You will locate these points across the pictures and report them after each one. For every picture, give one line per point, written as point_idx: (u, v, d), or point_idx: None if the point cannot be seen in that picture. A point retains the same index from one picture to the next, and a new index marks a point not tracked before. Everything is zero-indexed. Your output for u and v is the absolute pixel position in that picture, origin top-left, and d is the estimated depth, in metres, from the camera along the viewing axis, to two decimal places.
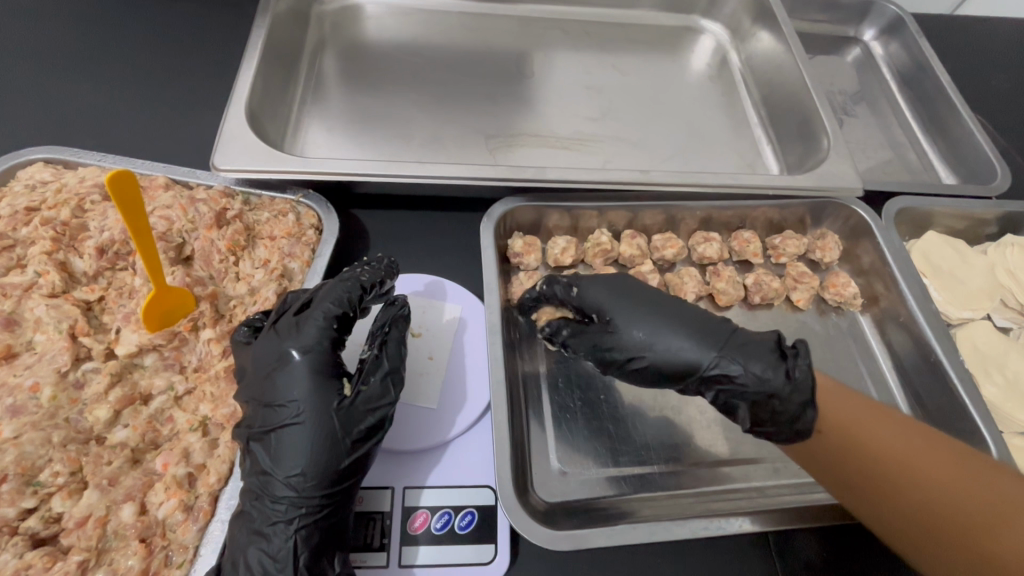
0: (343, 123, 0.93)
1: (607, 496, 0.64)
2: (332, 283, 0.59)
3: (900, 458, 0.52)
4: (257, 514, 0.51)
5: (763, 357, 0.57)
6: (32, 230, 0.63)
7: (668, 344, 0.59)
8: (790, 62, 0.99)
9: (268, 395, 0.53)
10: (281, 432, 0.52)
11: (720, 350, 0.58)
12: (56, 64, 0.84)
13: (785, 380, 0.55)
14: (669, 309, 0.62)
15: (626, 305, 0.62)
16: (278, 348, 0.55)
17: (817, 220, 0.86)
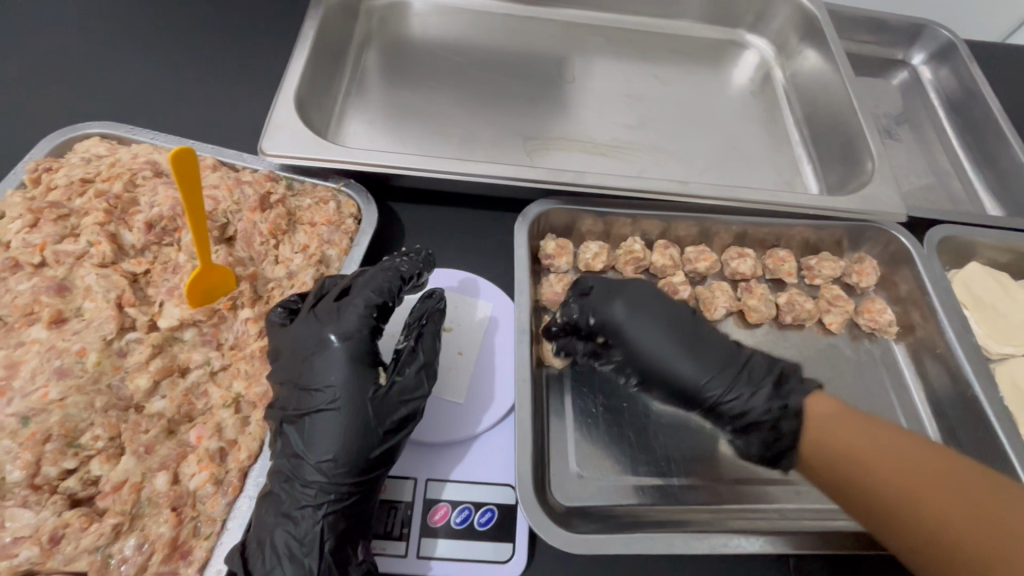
0: (385, 116, 0.94)
1: (625, 504, 0.64)
2: (371, 273, 0.60)
3: (928, 506, 0.51)
4: (288, 500, 0.52)
5: (757, 408, 0.61)
6: (86, 201, 0.65)
7: (681, 379, 0.63)
8: (837, 81, 0.98)
9: (306, 377, 0.54)
10: (314, 415, 0.53)
11: (727, 391, 0.62)
12: (115, 43, 0.87)
13: (769, 432, 0.61)
14: (693, 340, 0.65)
15: (645, 334, 0.64)
16: (316, 332, 0.56)
17: (855, 243, 0.85)
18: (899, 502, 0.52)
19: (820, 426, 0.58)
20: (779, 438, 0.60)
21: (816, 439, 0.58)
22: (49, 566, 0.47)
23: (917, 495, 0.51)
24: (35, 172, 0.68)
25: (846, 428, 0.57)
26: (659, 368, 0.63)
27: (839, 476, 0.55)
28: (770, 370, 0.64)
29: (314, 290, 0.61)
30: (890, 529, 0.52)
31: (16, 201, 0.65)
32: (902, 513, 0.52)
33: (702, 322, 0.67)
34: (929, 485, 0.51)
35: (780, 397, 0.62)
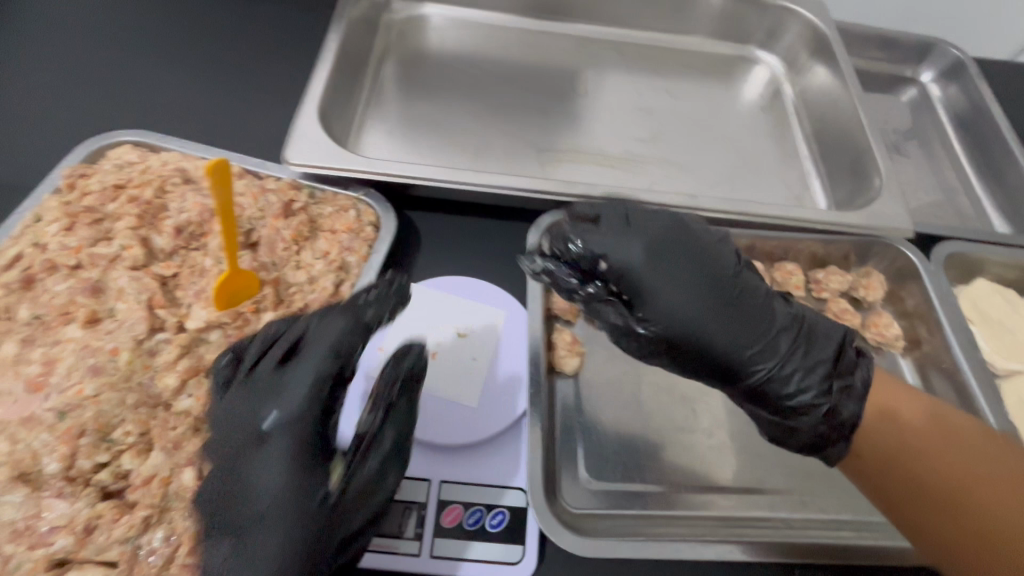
0: (402, 127, 0.97)
1: (632, 510, 0.65)
2: (327, 324, 0.56)
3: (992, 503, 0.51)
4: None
5: (814, 384, 0.59)
6: (119, 206, 0.68)
7: (717, 344, 0.58)
8: (846, 98, 1.00)
9: (262, 445, 0.50)
10: (267, 495, 0.49)
11: (778, 366, 0.59)
12: (146, 54, 0.90)
13: (808, 403, 0.59)
14: (742, 302, 0.60)
15: (676, 290, 0.58)
16: (273, 399, 0.53)
17: (863, 257, 0.86)
18: (962, 494, 0.52)
19: (894, 406, 0.59)
20: (816, 408, 0.59)
21: (887, 414, 0.59)
22: (82, 555, 0.49)
23: (985, 493, 0.52)
24: (70, 178, 0.71)
25: (926, 415, 0.57)
26: (693, 328, 0.57)
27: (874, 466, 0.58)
28: (819, 341, 0.62)
29: (257, 346, 0.56)
30: (941, 518, 0.53)
31: (53, 206, 0.68)
32: (962, 503, 0.52)
33: (757, 284, 0.63)
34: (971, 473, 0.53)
35: (829, 375, 0.60)
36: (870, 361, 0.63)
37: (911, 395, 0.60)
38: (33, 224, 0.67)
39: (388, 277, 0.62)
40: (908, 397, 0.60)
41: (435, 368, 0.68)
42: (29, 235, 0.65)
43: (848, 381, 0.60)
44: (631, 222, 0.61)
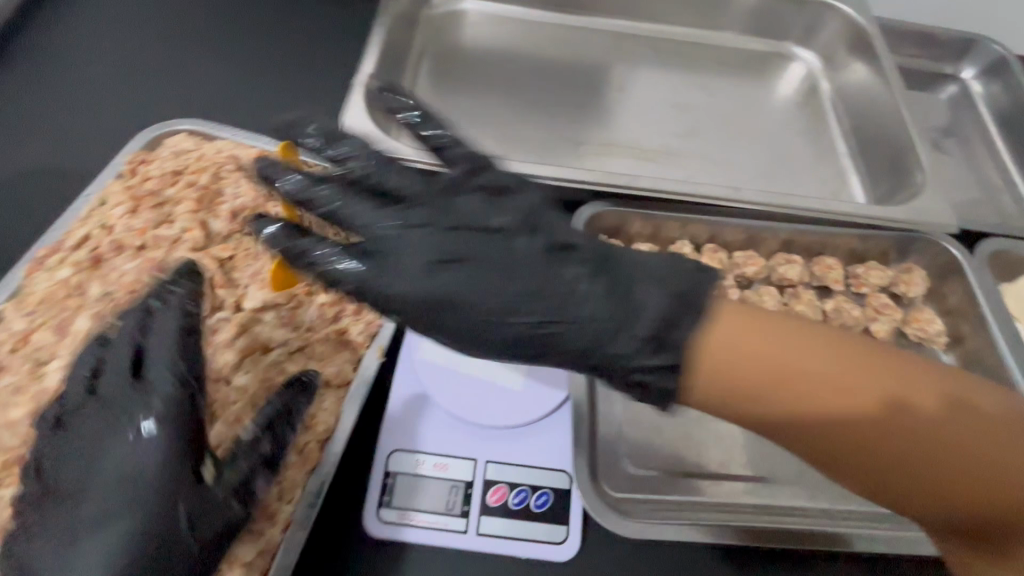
0: (442, 121, 0.99)
1: (670, 496, 0.66)
2: (156, 344, 0.54)
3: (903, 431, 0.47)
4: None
5: (673, 354, 0.46)
6: (178, 190, 0.71)
7: (501, 310, 0.46)
8: (886, 95, 0.99)
9: (103, 476, 0.49)
10: (97, 529, 0.47)
11: (587, 339, 0.47)
12: (199, 46, 0.93)
13: (647, 372, 0.47)
14: (548, 264, 0.48)
15: (487, 301, 0.46)
16: (116, 431, 0.50)
17: (903, 253, 0.85)
18: (875, 436, 0.47)
19: (711, 352, 0.47)
20: (653, 375, 0.47)
21: (708, 373, 0.47)
22: None
23: (886, 422, 0.47)
24: (132, 164, 0.74)
25: (751, 359, 0.47)
26: (503, 310, 0.46)
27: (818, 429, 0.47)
28: (615, 279, 0.48)
29: (73, 385, 0.53)
30: (863, 468, 0.48)
31: (117, 190, 0.71)
32: (878, 445, 0.47)
33: (558, 259, 0.48)
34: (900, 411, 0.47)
35: (672, 324, 0.47)
36: (734, 303, 0.49)
37: (740, 313, 0.49)
38: (98, 207, 0.69)
39: (175, 273, 0.60)
40: (731, 318, 0.48)
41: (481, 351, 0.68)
42: (95, 217, 0.68)
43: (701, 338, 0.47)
44: (411, 198, 0.49)
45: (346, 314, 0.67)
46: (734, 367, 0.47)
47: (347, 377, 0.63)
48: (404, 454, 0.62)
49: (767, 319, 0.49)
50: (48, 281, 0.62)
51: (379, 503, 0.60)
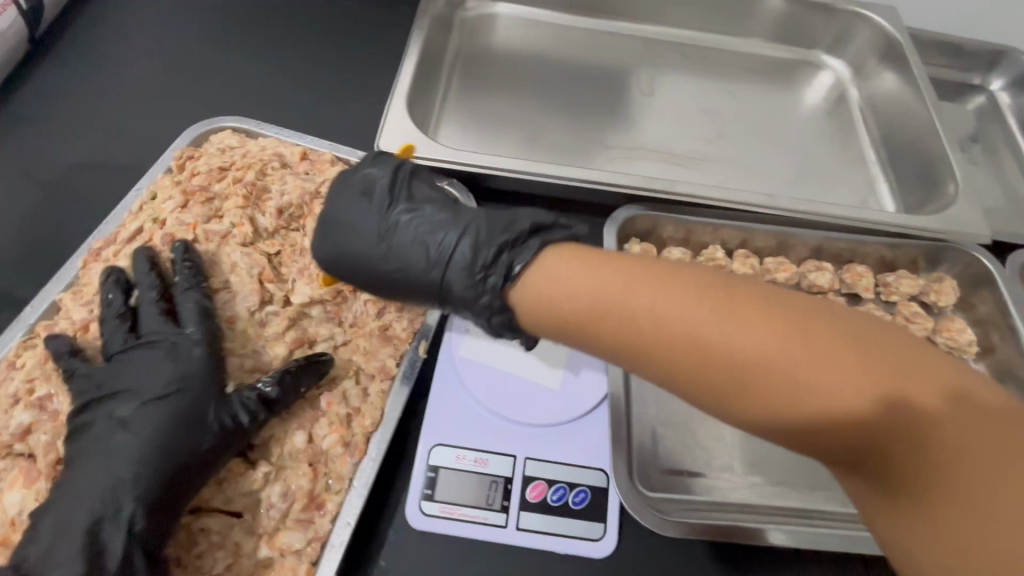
0: (476, 122, 1.01)
1: (702, 497, 0.67)
2: (187, 300, 0.62)
3: (780, 353, 0.44)
4: (110, 522, 0.52)
5: (411, 267, 0.59)
6: (226, 186, 0.72)
7: (366, 260, 0.60)
8: (919, 105, 0.99)
9: (142, 395, 0.58)
10: (139, 419, 0.56)
11: (457, 271, 0.57)
12: (241, 46, 0.95)
13: (484, 306, 0.56)
14: (393, 222, 0.61)
15: (352, 252, 0.61)
16: (159, 360, 0.59)
17: (933, 263, 0.86)
18: (743, 362, 0.44)
19: (542, 287, 0.52)
20: (497, 308, 0.55)
21: (549, 308, 0.51)
22: (213, 503, 0.56)
23: (759, 343, 0.44)
24: (180, 160, 0.74)
25: (594, 290, 0.49)
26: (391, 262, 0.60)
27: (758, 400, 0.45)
28: (461, 234, 0.58)
29: (108, 327, 0.61)
30: (738, 401, 0.45)
31: (166, 184, 0.72)
32: (750, 372, 0.44)
33: (392, 215, 0.62)
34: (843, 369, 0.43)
35: (501, 263, 0.55)
36: (549, 248, 0.55)
37: (588, 255, 0.52)
38: (150, 201, 0.71)
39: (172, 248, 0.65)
40: (566, 255, 0.53)
41: (518, 352, 0.69)
42: (147, 211, 0.70)
43: (522, 277, 0.54)
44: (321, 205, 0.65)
45: (390, 309, 0.69)
46: (579, 296, 0.49)
47: (391, 371, 0.64)
48: (446, 449, 0.63)
49: (617, 258, 0.51)
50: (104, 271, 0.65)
51: (422, 496, 0.61)
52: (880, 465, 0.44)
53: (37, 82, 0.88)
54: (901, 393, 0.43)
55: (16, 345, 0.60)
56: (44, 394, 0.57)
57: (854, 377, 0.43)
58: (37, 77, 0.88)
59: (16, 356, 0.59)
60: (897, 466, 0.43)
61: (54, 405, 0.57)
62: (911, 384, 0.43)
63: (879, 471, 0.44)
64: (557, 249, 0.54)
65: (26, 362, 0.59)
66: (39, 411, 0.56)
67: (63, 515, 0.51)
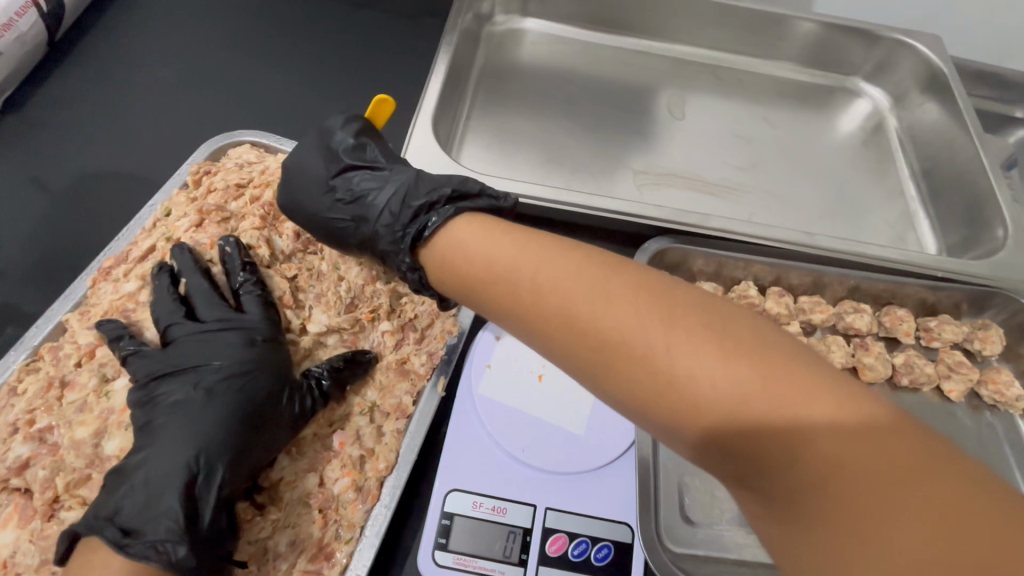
0: (500, 142, 0.98)
1: (730, 556, 0.63)
2: (252, 287, 0.62)
3: (636, 329, 0.42)
4: (203, 479, 0.52)
5: (343, 219, 0.63)
6: (242, 206, 0.68)
7: (314, 213, 0.64)
8: (964, 139, 0.94)
9: (223, 367, 0.57)
10: (216, 392, 0.56)
11: (380, 228, 0.60)
12: (266, 59, 0.93)
13: (399, 263, 0.59)
14: (337, 178, 0.64)
15: (291, 190, 0.64)
16: (233, 339, 0.58)
17: (978, 308, 0.81)
18: (608, 329, 0.43)
19: (447, 253, 0.55)
20: (411, 266, 0.58)
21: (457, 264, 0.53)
22: None
23: (617, 317, 0.43)
24: (196, 175, 0.71)
25: (491, 256, 0.51)
26: (323, 209, 0.63)
27: (613, 375, 0.43)
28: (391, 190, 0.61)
29: (163, 319, 0.60)
30: (603, 378, 0.43)
31: (181, 201, 0.68)
32: (624, 346, 0.42)
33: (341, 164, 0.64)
34: (688, 347, 0.40)
35: (418, 221, 0.57)
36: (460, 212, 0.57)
37: (489, 226, 0.54)
38: (163, 218, 0.68)
39: (223, 242, 0.63)
40: (475, 222, 0.55)
41: (541, 391, 0.66)
42: (161, 229, 0.66)
43: (434, 234, 0.56)
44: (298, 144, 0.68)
45: (408, 342, 0.66)
46: (473, 260, 0.52)
47: (407, 409, 0.61)
48: (462, 495, 0.60)
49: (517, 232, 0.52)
50: (113, 293, 0.62)
51: (435, 545, 0.58)
52: (762, 482, 0.38)
53: (54, 88, 0.86)
54: (774, 394, 0.37)
55: (18, 369, 0.57)
56: (43, 426, 0.54)
57: (716, 363, 0.39)
58: (54, 83, 0.86)
59: (17, 382, 0.57)
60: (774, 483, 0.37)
61: (54, 437, 0.54)
62: (780, 387, 0.37)
63: (776, 497, 0.37)
64: (468, 216, 0.56)
65: (27, 389, 0.56)
66: (38, 444, 0.53)
67: (156, 473, 0.51)
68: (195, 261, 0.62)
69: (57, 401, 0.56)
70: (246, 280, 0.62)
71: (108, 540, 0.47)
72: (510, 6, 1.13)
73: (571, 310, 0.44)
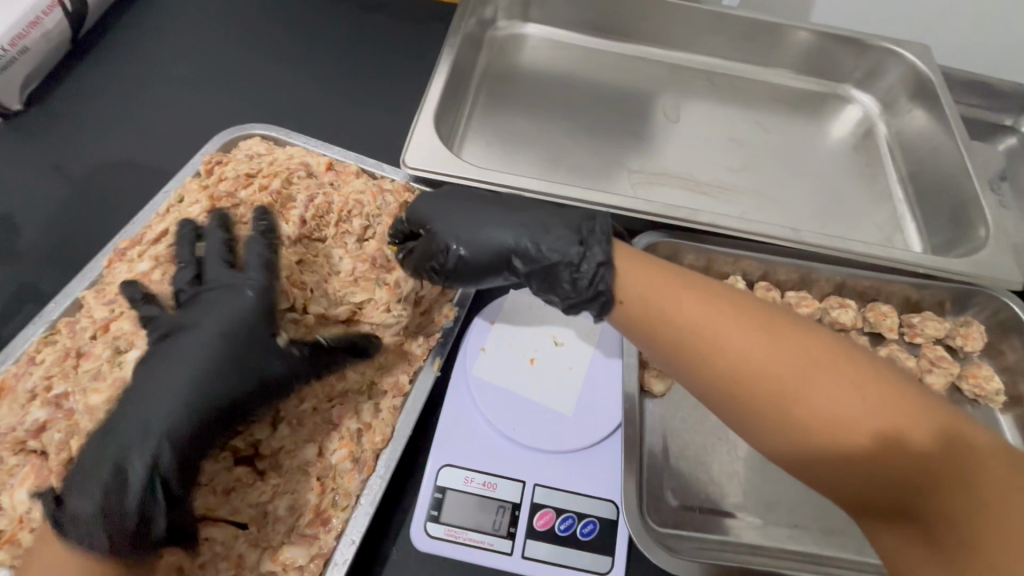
0: (500, 142, 1.02)
1: (712, 536, 0.65)
2: (255, 254, 0.61)
3: (818, 371, 0.48)
4: (143, 454, 0.50)
5: (498, 225, 0.65)
6: (251, 193, 0.71)
7: (462, 221, 0.66)
8: (949, 143, 0.98)
9: (199, 334, 0.56)
10: (188, 358, 0.55)
11: (547, 233, 0.63)
12: (276, 58, 0.97)
13: (581, 257, 0.60)
14: (492, 199, 0.69)
15: (439, 205, 0.67)
16: (217, 305, 0.58)
17: (961, 306, 0.84)
18: (781, 368, 0.49)
19: (631, 274, 0.58)
20: (595, 260, 0.59)
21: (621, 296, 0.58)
22: (218, 512, 0.56)
23: (816, 349, 0.49)
24: (209, 165, 0.75)
25: (656, 296, 0.56)
26: (474, 220, 0.66)
27: (781, 411, 0.48)
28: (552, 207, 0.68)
29: (182, 282, 0.61)
30: (791, 402, 0.48)
31: (194, 188, 0.72)
32: (796, 383, 0.48)
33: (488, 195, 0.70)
34: (852, 390, 0.47)
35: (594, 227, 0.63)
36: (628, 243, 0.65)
37: (665, 267, 0.59)
38: (176, 204, 0.71)
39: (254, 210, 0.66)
40: (637, 265, 0.59)
41: (532, 374, 0.69)
42: (174, 214, 0.69)
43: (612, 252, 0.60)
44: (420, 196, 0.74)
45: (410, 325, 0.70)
46: (643, 300, 0.56)
47: (403, 387, 0.65)
48: (454, 470, 0.62)
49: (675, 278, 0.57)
50: (127, 272, 0.65)
51: (427, 516, 0.60)
52: (913, 510, 0.44)
53: (75, 82, 0.90)
54: (925, 434, 0.45)
55: (37, 341, 0.61)
56: (60, 392, 0.57)
57: (876, 405, 0.46)
58: (76, 78, 0.91)
59: (36, 352, 0.60)
60: (918, 506, 0.44)
61: (69, 403, 0.57)
62: (927, 428, 0.45)
63: (921, 522, 0.44)
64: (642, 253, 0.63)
65: (45, 358, 0.59)
66: (54, 408, 0.57)
67: (105, 443, 0.50)
68: (223, 227, 0.64)
69: (73, 369, 0.59)
70: (254, 242, 0.62)
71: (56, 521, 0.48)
72: (513, 12, 1.17)
73: (740, 346, 0.50)
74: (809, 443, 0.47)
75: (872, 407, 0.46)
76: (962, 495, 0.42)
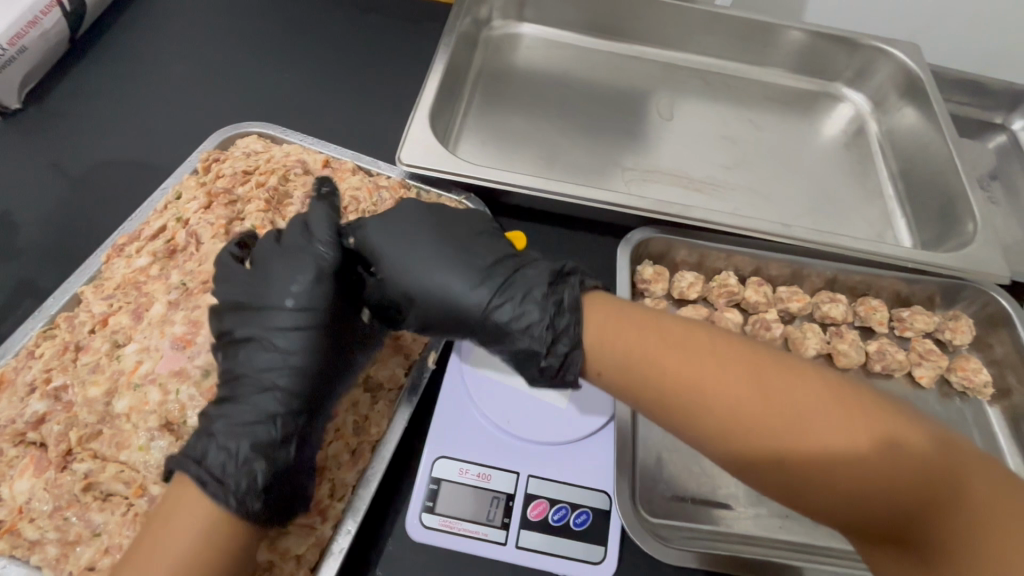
0: (495, 140, 1.03)
1: (704, 527, 0.66)
2: (319, 218, 0.60)
3: (812, 419, 0.49)
4: (273, 445, 0.53)
5: (452, 282, 0.59)
6: (249, 189, 0.72)
7: (412, 265, 0.59)
8: (939, 141, 0.99)
9: (289, 314, 0.56)
10: (282, 340, 0.56)
11: (510, 299, 0.58)
12: (272, 57, 0.98)
13: (548, 334, 0.56)
14: (449, 239, 0.62)
15: (386, 240, 0.61)
16: (300, 279, 0.57)
17: (950, 300, 0.85)
18: (776, 420, 0.49)
19: (613, 326, 0.56)
20: (564, 338, 0.56)
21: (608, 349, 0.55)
22: None
23: (807, 399, 0.50)
24: (206, 162, 0.75)
25: (644, 345, 0.54)
26: (427, 267, 0.59)
27: (781, 462, 0.49)
28: (530, 266, 0.61)
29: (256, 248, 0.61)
30: (790, 453, 0.48)
31: (192, 185, 0.73)
32: (793, 435, 0.48)
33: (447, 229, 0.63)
34: (845, 434, 0.48)
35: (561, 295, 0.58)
36: (607, 296, 0.60)
37: (645, 314, 0.57)
38: (175, 200, 0.72)
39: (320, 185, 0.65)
40: (617, 313, 0.58)
41: None
42: (172, 210, 0.70)
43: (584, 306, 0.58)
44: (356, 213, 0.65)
45: None
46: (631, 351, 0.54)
47: (399, 381, 0.66)
48: (449, 462, 0.63)
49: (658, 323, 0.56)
50: (126, 268, 0.66)
51: (423, 508, 0.61)
52: (910, 539, 0.47)
53: (73, 81, 0.91)
54: (919, 468, 0.47)
55: (36, 335, 0.61)
56: (59, 384, 0.58)
57: (870, 447, 0.47)
58: (74, 76, 0.91)
59: (35, 346, 0.61)
60: (914, 537, 0.47)
61: (68, 396, 0.58)
62: (921, 460, 0.47)
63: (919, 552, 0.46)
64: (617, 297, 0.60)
65: (44, 352, 0.60)
66: (53, 401, 0.57)
67: (232, 432, 0.53)
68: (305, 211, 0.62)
69: (72, 363, 0.60)
70: (324, 226, 0.60)
71: (191, 476, 0.50)
72: (508, 12, 1.19)
73: (733, 402, 0.50)
74: (810, 492, 0.48)
75: (867, 451, 0.47)
76: (954, 526, 0.45)
